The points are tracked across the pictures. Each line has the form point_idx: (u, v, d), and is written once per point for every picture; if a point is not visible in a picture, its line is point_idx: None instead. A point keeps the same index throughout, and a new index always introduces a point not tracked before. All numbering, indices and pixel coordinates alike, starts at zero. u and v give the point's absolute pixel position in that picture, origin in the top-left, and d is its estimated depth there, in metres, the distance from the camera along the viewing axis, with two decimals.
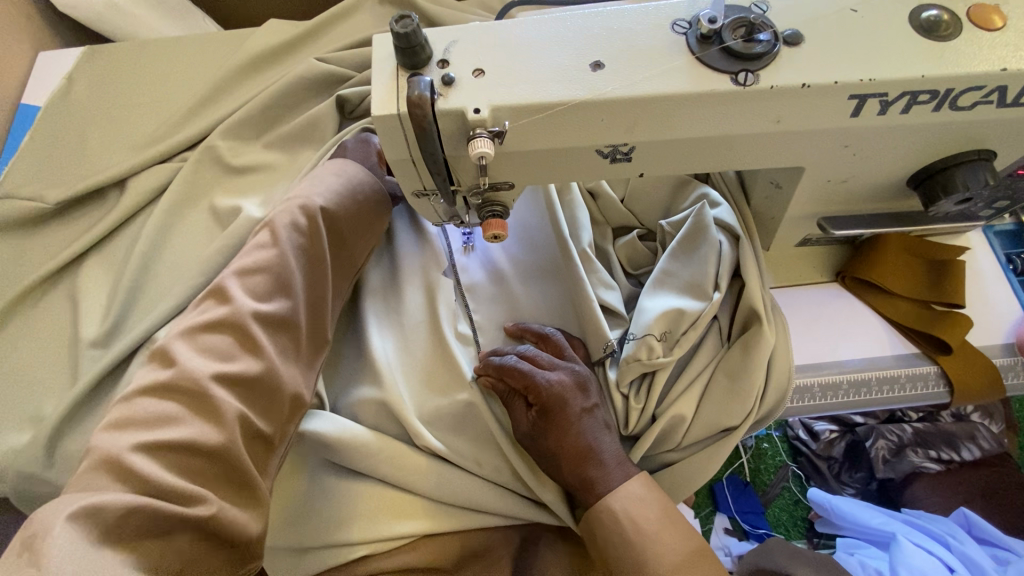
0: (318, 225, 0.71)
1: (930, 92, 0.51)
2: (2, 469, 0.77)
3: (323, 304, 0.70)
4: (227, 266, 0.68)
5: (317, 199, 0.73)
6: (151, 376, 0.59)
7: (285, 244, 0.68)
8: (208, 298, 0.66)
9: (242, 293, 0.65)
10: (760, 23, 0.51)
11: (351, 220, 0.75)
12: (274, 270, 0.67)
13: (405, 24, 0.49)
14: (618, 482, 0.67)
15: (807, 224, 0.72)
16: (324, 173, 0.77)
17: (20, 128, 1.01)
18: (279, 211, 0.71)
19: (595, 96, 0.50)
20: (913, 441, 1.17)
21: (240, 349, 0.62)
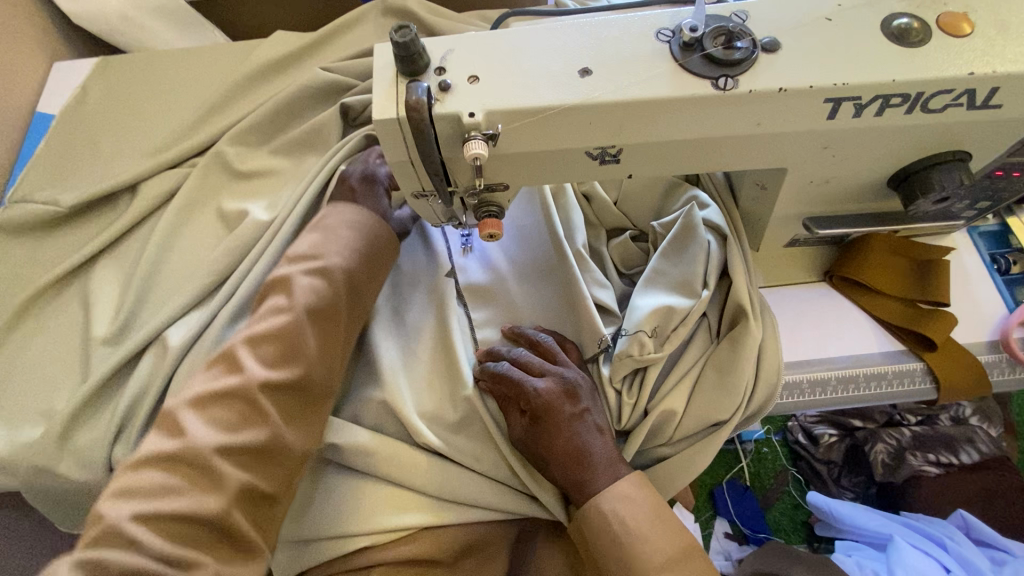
0: (331, 284, 0.73)
1: (902, 95, 0.53)
2: (15, 461, 0.80)
3: (331, 365, 0.71)
4: (240, 333, 0.70)
5: (329, 261, 0.75)
6: (156, 445, 0.61)
7: (298, 306, 0.70)
8: (220, 364, 0.68)
9: (253, 362, 0.66)
10: (739, 31, 0.54)
11: (363, 278, 0.77)
12: (285, 337, 0.68)
13: (403, 34, 0.52)
14: (607, 485, 0.68)
15: (793, 224, 0.75)
16: (337, 228, 0.78)
17: (35, 135, 1.05)
18: (293, 273, 0.73)
19: (584, 100, 0.53)
20: (912, 444, 1.17)
21: (248, 418, 0.63)
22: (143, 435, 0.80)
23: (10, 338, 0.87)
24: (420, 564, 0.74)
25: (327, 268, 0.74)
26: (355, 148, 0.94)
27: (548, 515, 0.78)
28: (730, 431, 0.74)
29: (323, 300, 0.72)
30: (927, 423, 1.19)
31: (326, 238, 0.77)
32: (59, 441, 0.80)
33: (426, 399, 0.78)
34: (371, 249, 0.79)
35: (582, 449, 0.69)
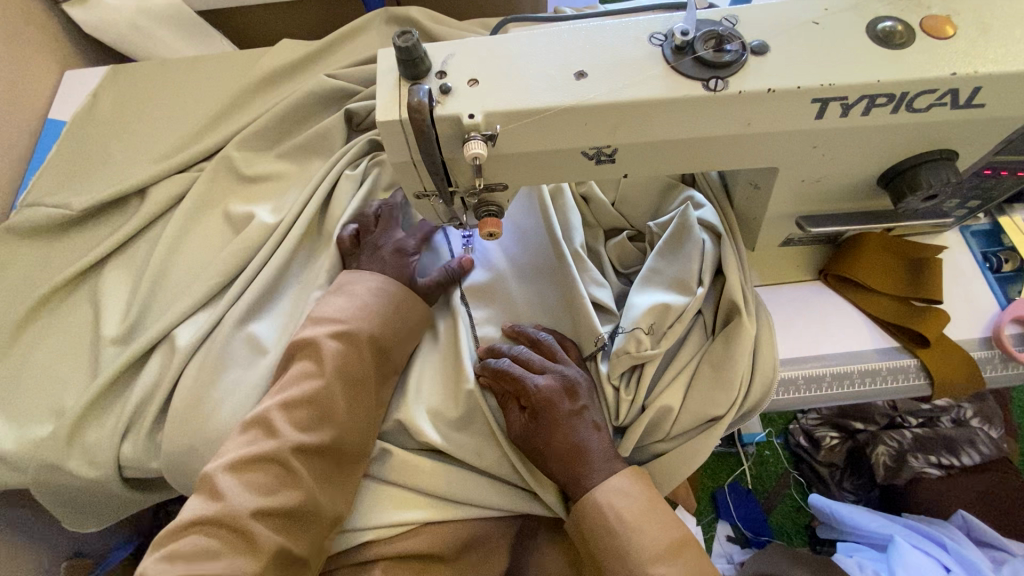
0: (360, 351, 0.76)
1: (887, 95, 0.55)
2: (27, 457, 0.82)
3: (363, 422, 0.75)
4: (273, 395, 0.73)
5: (358, 325, 0.77)
6: (197, 509, 0.64)
7: (330, 371, 0.73)
8: (254, 428, 0.70)
9: (287, 427, 0.70)
10: (729, 35, 0.56)
11: (392, 339, 0.79)
12: (318, 403, 0.71)
13: (406, 39, 0.54)
14: (605, 479, 0.70)
15: (787, 224, 0.76)
16: (363, 293, 0.80)
17: (47, 141, 1.08)
18: (320, 335, 0.75)
19: (580, 101, 0.55)
20: (912, 446, 1.18)
21: (283, 482, 0.67)
22: (151, 432, 0.82)
23: (21, 337, 0.89)
24: (421, 559, 0.75)
25: (355, 335, 0.76)
26: (358, 153, 0.97)
27: (548, 511, 0.79)
28: (726, 426, 0.75)
29: (351, 365, 0.75)
30: (928, 425, 1.19)
31: (355, 303, 0.79)
32: (68, 438, 0.81)
33: (429, 396, 0.80)
34: (400, 312, 0.81)
35: (580, 446, 0.71)
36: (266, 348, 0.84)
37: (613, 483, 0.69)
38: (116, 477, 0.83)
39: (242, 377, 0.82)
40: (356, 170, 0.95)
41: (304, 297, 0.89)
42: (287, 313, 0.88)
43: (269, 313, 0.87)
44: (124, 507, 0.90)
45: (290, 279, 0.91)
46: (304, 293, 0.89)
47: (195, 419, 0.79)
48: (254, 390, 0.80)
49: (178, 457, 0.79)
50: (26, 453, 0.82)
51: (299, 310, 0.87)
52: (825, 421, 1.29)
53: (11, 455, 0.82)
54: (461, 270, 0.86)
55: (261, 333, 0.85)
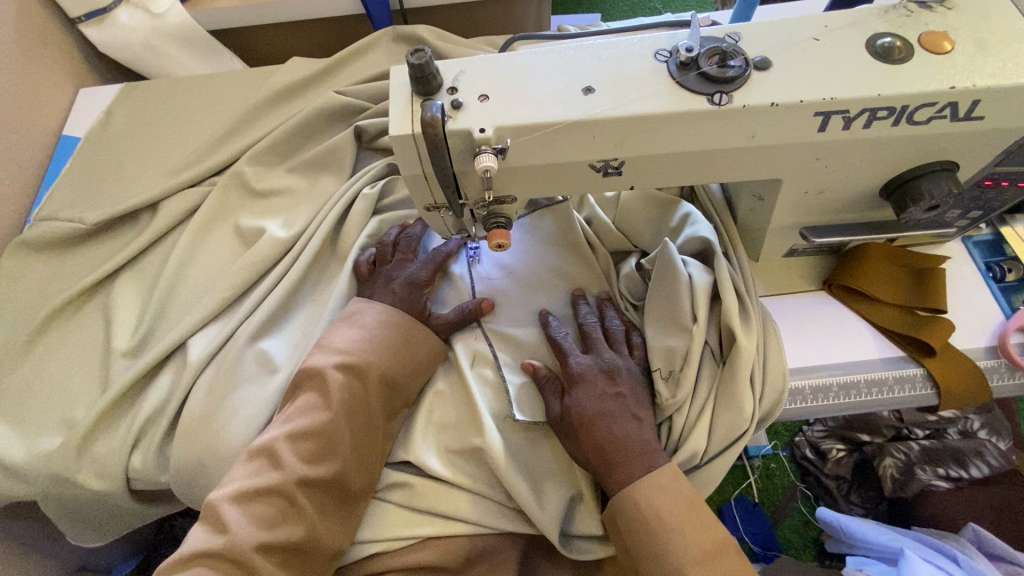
0: (367, 384, 0.75)
1: (887, 109, 0.56)
2: (37, 470, 0.82)
3: (370, 456, 0.74)
4: (279, 426, 0.73)
5: (366, 357, 0.76)
6: (202, 540, 0.65)
7: (336, 404, 0.73)
8: (260, 457, 0.71)
9: (291, 459, 0.70)
10: (732, 51, 0.57)
11: (403, 371, 0.78)
12: (323, 436, 0.72)
13: (419, 57, 0.56)
14: (641, 471, 0.70)
15: (791, 235, 0.77)
16: (374, 326, 0.79)
17: (60, 156, 1.10)
18: (328, 365, 0.75)
19: (587, 115, 0.56)
20: (919, 458, 1.15)
21: (286, 515, 0.68)
22: (162, 445, 0.82)
23: (31, 350, 0.90)
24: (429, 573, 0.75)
25: (364, 366, 0.76)
26: (376, 174, 0.98)
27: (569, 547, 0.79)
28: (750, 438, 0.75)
29: (359, 397, 0.74)
30: (936, 437, 1.15)
31: (363, 335, 0.79)
32: (77, 451, 0.82)
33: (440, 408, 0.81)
34: (409, 340, 0.79)
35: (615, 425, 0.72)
36: (277, 367, 0.84)
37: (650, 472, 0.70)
38: (124, 490, 0.83)
39: (251, 395, 0.82)
40: (374, 188, 0.95)
41: (316, 315, 0.89)
42: (299, 330, 0.88)
43: (281, 329, 0.88)
44: (130, 519, 0.90)
45: (302, 297, 0.92)
46: (317, 314, 0.90)
47: (205, 434, 0.79)
48: (265, 408, 0.81)
49: (188, 470, 0.79)
50: (36, 465, 0.83)
51: (309, 329, 0.88)
52: (836, 437, 1.28)
53: (20, 468, 0.82)
54: (478, 311, 0.84)
55: (272, 350, 0.85)
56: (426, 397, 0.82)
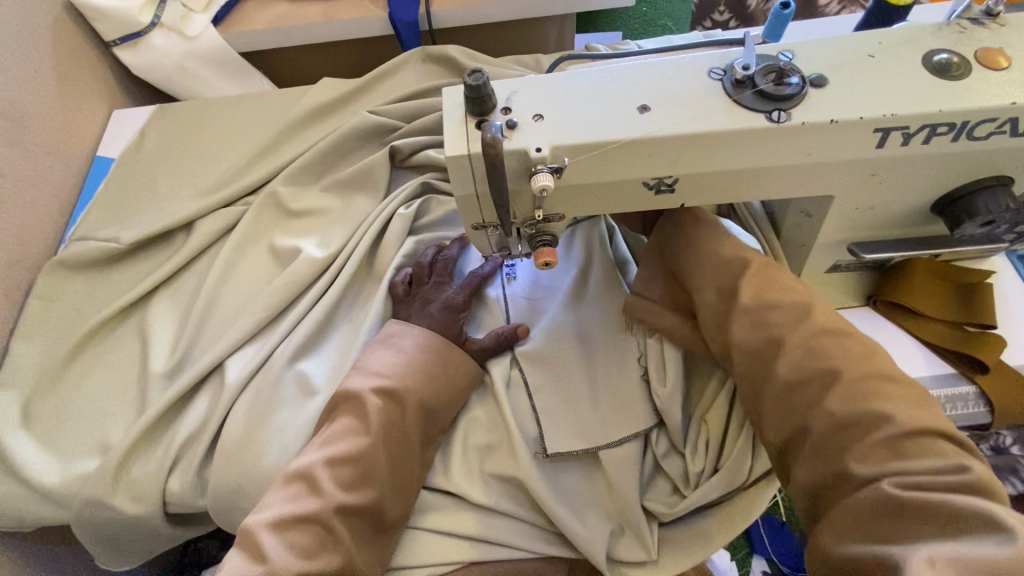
0: (407, 410, 0.72)
1: (948, 124, 0.56)
2: (73, 493, 0.81)
3: (408, 483, 0.71)
4: (316, 450, 0.69)
5: (405, 380, 0.74)
6: (237, 568, 0.60)
7: (375, 429, 0.69)
8: (297, 481, 0.67)
9: (330, 485, 0.66)
10: (789, 69, 0.57)
11: (440, 397, 0.75)
12: (364, 461, 0.68)
13: (476, 77, 0.56)
14: (788, 303, 0.63)
15: (837, 250, 0.76)
16: (411, 346, 0.78)
17: (95, 178, 1.11)
18: (366, 389, 0.72)
19: (644, 135, 0.56)
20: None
21: (324, 545, 0.63)
22: (198, 468, 0.81)
23: (67, 371, 0.89)
24: None
25: (403, 391, 0.73)
26: (411, 194, 0.99)
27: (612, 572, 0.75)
28: None
29: (397, 423, 0.72)
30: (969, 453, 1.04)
31: (401, 359, 0.77)
32: (114, 474, 0.81)
33: (479, 430, 0.79)
34: (447, 362, 0.78)
35: (735, 267, 0.68)
36: (316, 389, 0.84)
37: (800, 304, 0.63)
38: (161, 514, 0.82)
39: (291, 418, 0.81)
40: (409, 209, 0.96)
41: (355, 336, 0.89)
42: (337, 353, 0.88)
43: (320, 351, 0.88)
44: (160, 544, 0.88)
45: (339, 318, 0.91)
46: (353, 335, 0.89)
47: (243, 456, 0.78)
48: (303, 431, 0.80)
49: (226, 495, 0.78)
50: (73, 488, 0.82)
51: (347, 351, 0.87)
52: None
53: (56, 492, 0.81)
54: (515, 336, 0.82)
55: (311, 372, 0.85)
56: (461, 419, 0.80)
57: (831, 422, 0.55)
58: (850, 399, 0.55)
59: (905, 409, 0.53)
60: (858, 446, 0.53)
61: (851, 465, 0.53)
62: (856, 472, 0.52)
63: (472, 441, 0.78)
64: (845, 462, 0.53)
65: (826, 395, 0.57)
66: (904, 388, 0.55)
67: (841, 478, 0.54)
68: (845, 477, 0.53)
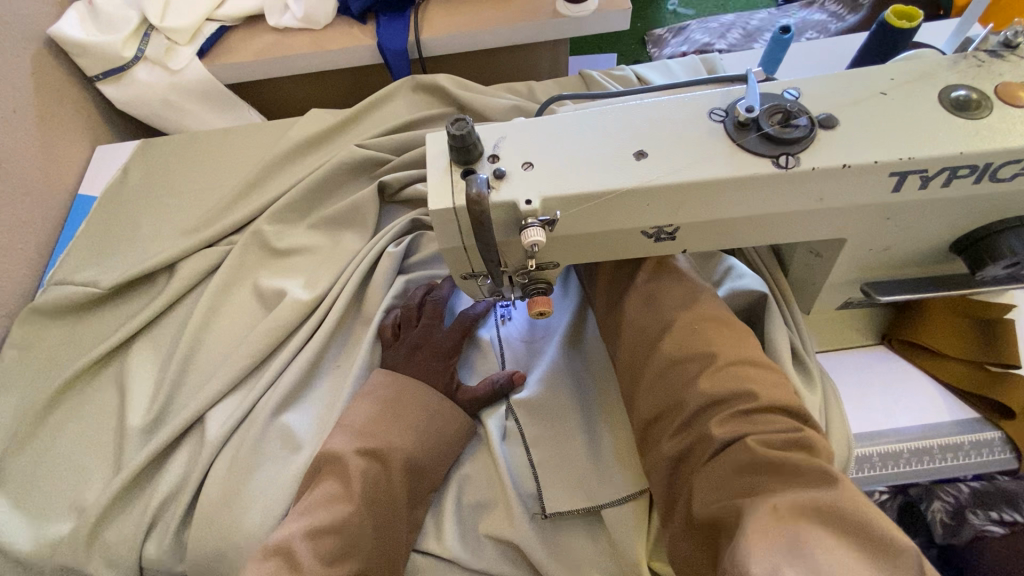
0: (392, 471, 0.68)
1: (969, 166, 0.52)
2: (44, 558, 0.76)
3: (396, 551, 0.67)
4: (296, 520, 0.64)
5: (392, 438, 0.70)
6: None
7: (358, 495, 0.65)
8: (275, 556, 0.61)
9: (310, 559, 0.60)
10: (796, 109, 0.53)
11: (429, 454, 0.71)
12: (347, 531, 0.63)
13: (460, 126, 0.52)
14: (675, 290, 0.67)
15: (849, 289, 0.72)
16: (398, 400, 0.74)
17: (76, 217, 1.07)
18: (348, 451, 0.68)
19: (641, 184, 0.52)
20: (971, 500, 0.83)
21: None
22: (176, 531, 0.76)
23: (42, 426, 0.85)
24: None
25: (388, 451, 0.69)
26: (400, 231, 0.95)
27: None
28: None
29: (382, 486, 0.67)
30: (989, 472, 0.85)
31: (388, 414, 0.72)
32: (88, 539, 0.76)
33: (473, 487, 0.75)
34: (437, 416, 0.74)
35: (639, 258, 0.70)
36: (300, 444, 0.79)
37: (689, 290, 0.66)
38: None
39: (275, 476, 0.77)
40: (399, 247, 0.92)
41: (342, 384, 0.85)
42: (323, 402, 0.84)
43: (306, 401, 0.84)
44: None
45: (325, 364, 0.87)
46: (340, 383, 0.85)
47: (223, 519, 0.74)
48: (286, 490, 0.75)
49: (204, 561, 0.73)
50: (43, 553, 0.77)
51: (333, 400, 0.83)
52: None
53: (26, 559, 0.76)
54: (512, 383, 0.78)
55: (296, 426, 0.81)
56: (453, 475, 0.76)
57: (704, 398, 0.58)
58: (720, 379, 0.58)
59: (765, 387, 0.57)
60: (719, 416, 0.57)
61: (712, 430, 0.56)
62: (715, 437, 0.55)
63: (466, 500, 0.74)
64: (708, 429, 0.57)
65: (697, 374, 0.60)
66: (766, 370, 0.59)
67: (702, 442, 0.57)
68: (704, 441, 0.56)
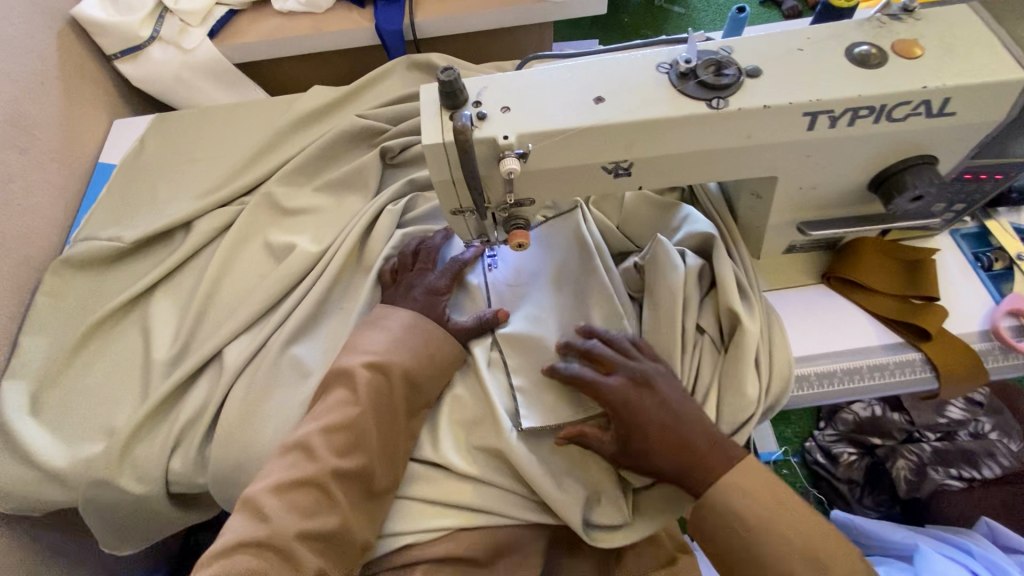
0: (393, 380, 0.78)
1: (868, 108, 0.63)
2: (80, 474, 0.86)
3: (397, 453, 0.77)
4: (311, 421, 0.75)
5: (391, 356, 0.80)
6: (241, 530, 0.66)
7: (364, 401, 0.75)
8: (294, 451, 0.72)
9: (325, 451, 0.72)
10: (726, 62, 0.64)
11: (425, 372, 0.81)
12: (356, 428, 0.73)
13: (448, 73, 0.62)
14: (716, 466, 0.69)
15: (788, 230, 0.83)
16: (398, 327, 0.84)
17: (97, 183, 1.16)
18: (356, 365, 0.78)
19: (598, 123, 0.63)
20: (932, 458, 1.23)
21: (322, 504, 0.69)
22: (200, 448, 0.86)
23: (74, 362, 0.94)
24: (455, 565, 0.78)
25: (389, 364, 0.78)
26: (398, 192, 1.05)
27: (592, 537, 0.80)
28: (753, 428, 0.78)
29: (386, 394, 0.77)
30: (947, 439, 1.24)
31: (390, 338, 0.82)
32: (120, 456, 0.85)
33: (463, 407, 0.85)
34: (429, 344, 0.83)
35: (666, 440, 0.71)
36: (308, 372, 0.89)
37: (740, 492, 0.69)
38: (164, 494, 0.86)
39: (287, 398, 0.87)
40: (397, 204, 1.03)
41: (345, 323, 0.95)
42: (330, 337, 0.94)
43: (312, 338, 0.94)
44: (164, 526, 0.93)
45: (330, 307, 0.97)
46: (344, 321, 0.95)
47: (243, 435, 0.84)
48: (297, 410, 0.85)
49: (226, 472, 0.83)
50: (78, 470, 0.87)
51: (339, 334, 0.93)
52: (846, 443, 1.34)
53: (65, 473, 0.86)
54: (497, 319, 0.87)
55: (304, 358, 0.91)
56: (443, 399, 0.85)
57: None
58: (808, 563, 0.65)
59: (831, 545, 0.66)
60: None
61: None
62: None
63: (458, 418, 0.84)
64: None
65: (791, 558, 0.66)
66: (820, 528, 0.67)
67: None
68: None
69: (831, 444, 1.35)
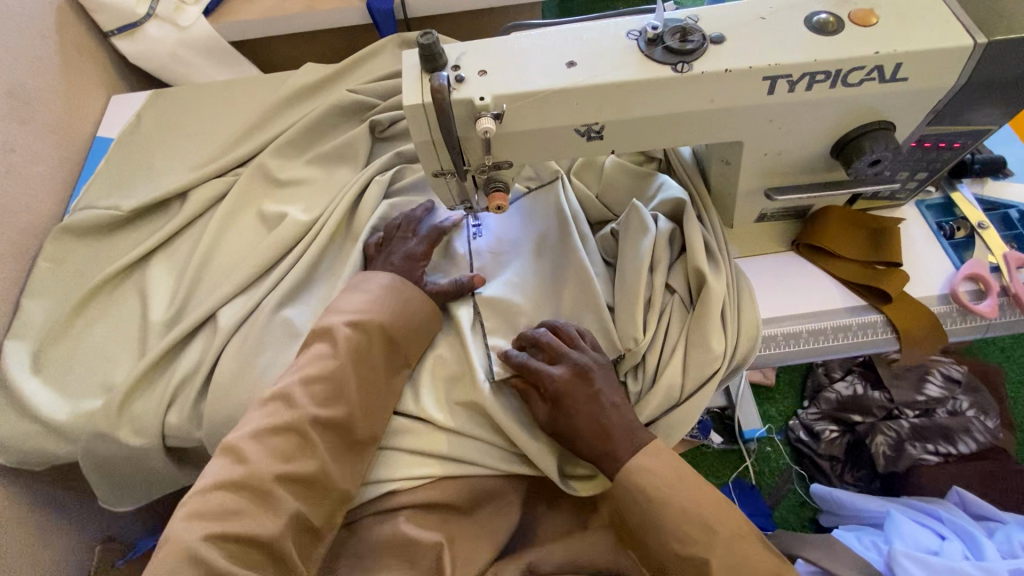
0: (370, 338, 0.82)
1: (824, 72, 0.67)
2: (80, 427, 0.91)
3: (374, 406, 0.81)
4: (292, 373, 0.79)
5: (370, 313, 0.84)
6: (219, 473, 0.70)
7: (342, 356, 0.80)
8: (274, 402, 0.76)
9: (304, 400, 0.76)
10: (691, 29, 0.68)
11: (403, 331, 0.85)
12: (336, 379, 0.78)
13: (428, 37, 0.66)
14: (632, 454, 0.74)
15: (757, 198, 0.86)
16: (379, 289, 0.87)
17: (95, 156, 1.20)
18: (337, 323, 0.82)
19: (570, 86, 0.66)
20: (910, 434, 1.28)
21: (299, 450, 0.73)
22: (195, 404, 0.90)
23: (73, 324, 0.98)
24: (435, 511, 0.83)
25: (367, 321, 0.83)
26: (386, 164, 1.09)
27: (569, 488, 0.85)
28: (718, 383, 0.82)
29: (364, 350, 0.82)
30: (925, 415, 1.29)
31: (369, 298, 0.86)
32: (118, 411, 0.90)
33: (444, 366, 0.89)
34: (408, 305, 0.87)
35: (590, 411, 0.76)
36: (298, 333, 0.93)
37: (656, 463, 0.73)
38: (160, 447, 0.91)
39: (278, 357, 0.91)
40: (385, 175, 1.06)
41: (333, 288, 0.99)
42: (319, 301, 0.98)
43: (303, 302, 0.98)
44: (161, 480, 0.98)
45: (320, 273, 1.01)
46: (332, 287, 0.99)
47: (236, 390, 0.88)
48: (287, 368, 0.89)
49: (220, 425, 0.88)
50: (79, 423, 0.91)
51: (328, 298, 0.97)
52: (829, 421, 1.37)
53: (66, 426, 0.91)
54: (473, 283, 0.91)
55: (295, 319, 0.95)
56: (426, 358, 0.90)
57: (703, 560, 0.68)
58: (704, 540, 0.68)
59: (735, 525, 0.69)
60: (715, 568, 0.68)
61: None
62: None
63: (440, 376, 0.88)
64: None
65: (690, 530, 0.68)
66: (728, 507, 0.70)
67: None
68: None
69: (813, 421, 1.39)
